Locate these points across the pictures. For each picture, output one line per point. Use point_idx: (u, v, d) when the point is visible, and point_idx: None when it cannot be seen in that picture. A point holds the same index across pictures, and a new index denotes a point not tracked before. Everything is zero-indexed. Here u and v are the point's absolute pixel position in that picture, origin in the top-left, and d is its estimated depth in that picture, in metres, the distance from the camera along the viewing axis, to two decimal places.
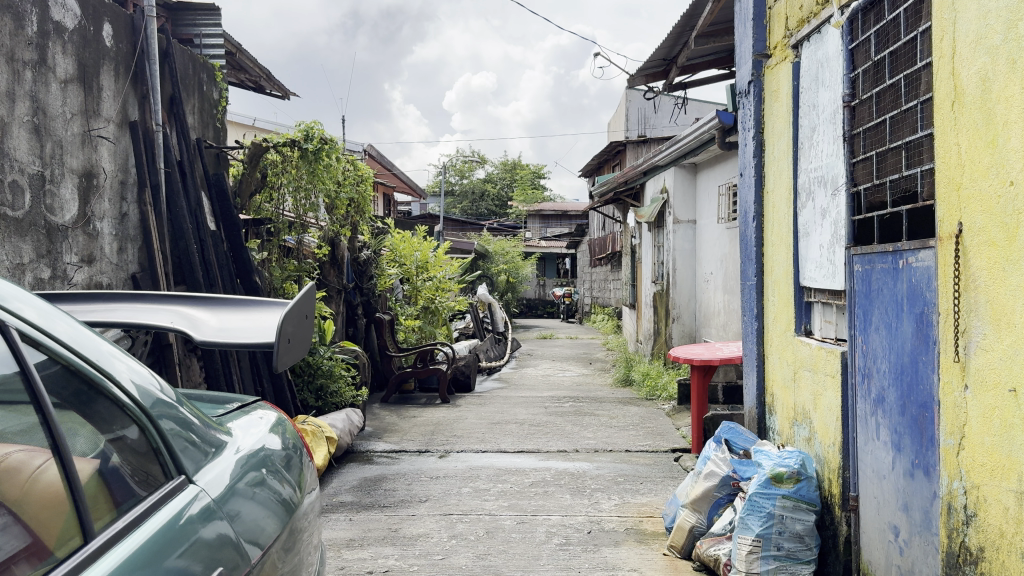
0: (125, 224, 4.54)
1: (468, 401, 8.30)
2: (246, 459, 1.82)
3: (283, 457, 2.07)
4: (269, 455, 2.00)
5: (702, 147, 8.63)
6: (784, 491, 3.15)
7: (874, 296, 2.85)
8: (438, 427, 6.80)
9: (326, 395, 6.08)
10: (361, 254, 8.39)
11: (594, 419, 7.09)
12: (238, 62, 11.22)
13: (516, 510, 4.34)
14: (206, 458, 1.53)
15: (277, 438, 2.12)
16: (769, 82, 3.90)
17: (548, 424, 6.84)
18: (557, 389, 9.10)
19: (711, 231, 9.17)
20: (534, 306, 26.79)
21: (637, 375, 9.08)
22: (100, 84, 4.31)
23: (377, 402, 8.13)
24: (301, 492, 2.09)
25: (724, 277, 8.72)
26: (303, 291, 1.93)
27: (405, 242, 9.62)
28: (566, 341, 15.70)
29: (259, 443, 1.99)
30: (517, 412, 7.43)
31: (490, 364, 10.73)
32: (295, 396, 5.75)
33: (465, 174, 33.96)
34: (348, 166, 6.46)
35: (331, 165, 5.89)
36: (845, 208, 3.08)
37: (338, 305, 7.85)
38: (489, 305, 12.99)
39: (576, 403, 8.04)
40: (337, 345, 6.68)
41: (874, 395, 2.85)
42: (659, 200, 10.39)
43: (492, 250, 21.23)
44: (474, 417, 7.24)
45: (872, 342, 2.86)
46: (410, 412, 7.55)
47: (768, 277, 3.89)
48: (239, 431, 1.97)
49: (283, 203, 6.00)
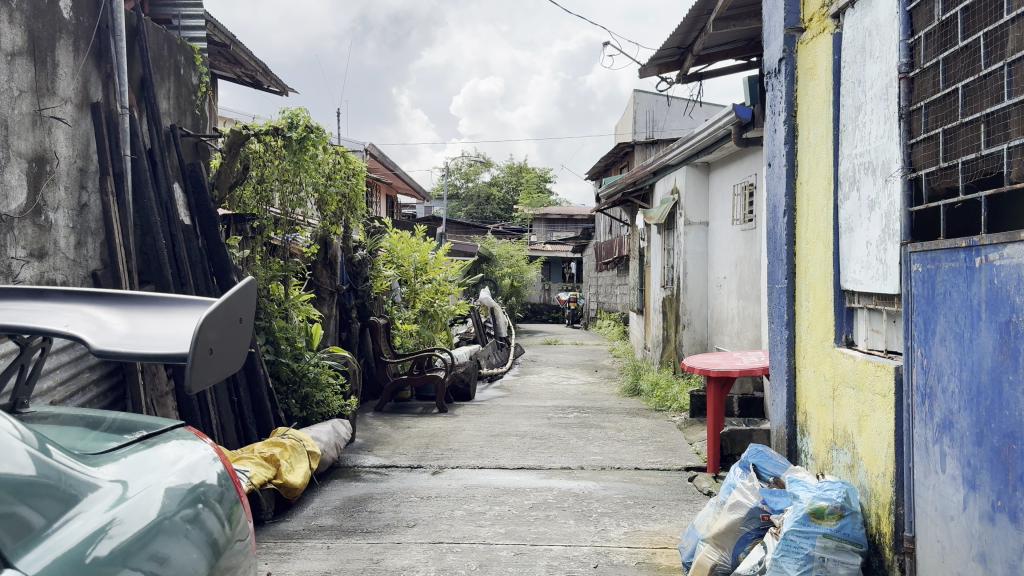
0: (85, 216, 4.09)
1: (467, 411, 7.84)
2: (177, 494, 1.52)
3: (214, 490, 1.67)
4: (198, 489, 1.61)
5: (716, 144, 8.18)
6: (825, 530, 2.69)
7: (939, 301, 2.39)
8: (433, 439, 6.34)
9: (311, 404, 5.63)
10: (356, 254, 7.97)
11: (600, 431, 6.62)
12: (234, 56, 10.82)
13: (514, 538, 3.88)
14: (88, 504, 1.30)
15: (209, 468, 1.71)
16: (803, 60, 3.45)
17: (551, 437, 6.37)
18: (561, 398, 8.63)
19: (725, 233, 8.71)
20: (539, 310, 26.31)
21: (646, 384, 8.61)
22: (56, 60, 3.89)
23: (370, 411, 7.68)
24: (233, 530, 1.69)
25: (738, 282, 8.25)
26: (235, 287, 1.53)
27: (403, 242, 9.19)
28: (571, 348, 15.22)
29: (194, 474, 1.64)
30: (518, 424, 6.96)
31: (491, 371, 10.26)
32: (277, 406, 5.26)
33: (470, 177, 33.55)
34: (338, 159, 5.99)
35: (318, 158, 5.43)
36: (901, 197, 2.63)
37: (331, 307, 7.39)
38: (491, 310, 12.55)
39: (581, 414, 7.56)
40: (325, 351, 6.22)
41: (937, 420, 2.39)
42: (669, 201, 9.92)
43: (496, 253, 20.79)
44: (472, 429, 6.78)
45: (936, 356, 2.40)
46: (405, 422, 7.09)
47: (801, 279, 3.45)
48: (159, 465, 1.58)
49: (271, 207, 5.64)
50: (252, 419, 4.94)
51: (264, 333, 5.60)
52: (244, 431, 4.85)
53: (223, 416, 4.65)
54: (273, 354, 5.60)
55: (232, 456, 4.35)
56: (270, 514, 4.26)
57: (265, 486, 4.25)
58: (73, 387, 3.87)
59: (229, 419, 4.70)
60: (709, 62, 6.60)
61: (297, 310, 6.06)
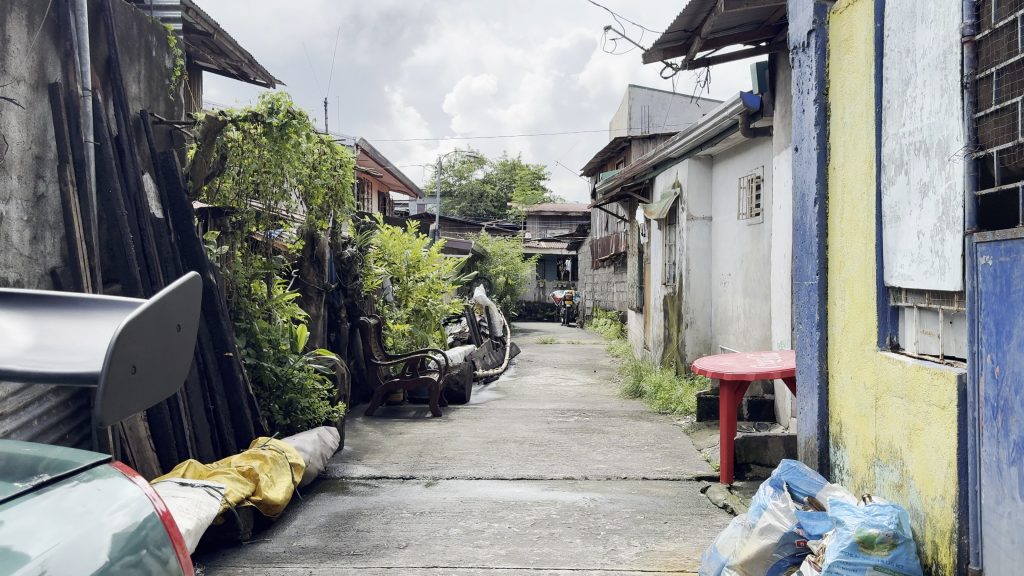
0: (42, 208, 3.72)
1: (463, 414, 7.48)
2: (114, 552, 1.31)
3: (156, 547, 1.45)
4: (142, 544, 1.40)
5: (721, 135, 7.83)
6: (876, 561, 2.34)
7: (1015, 300, 2.04)
8: (426, 447, 5.98)
9: (295, 411, 5.26)
10: (345, 251, 7.62)
11: (603, 437, 6.26)
12: (218, 46, 10.39)
13: (515, 561, 3.52)
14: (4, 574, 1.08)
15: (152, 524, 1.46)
16: (836, 31, 3.11)
17: (551, 444, 6.01)
18: (561, 401, 8.28)
19: (730, 227, 8.37)
20: (534, 309, 25.95)
21: (648, 385, 8.26)
22: (6, 34, 3.51)
23: (360, 416, 7.30)
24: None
25: (745, 279, 7.91)
26: (167, 284, 1.19)
27: (395, 238, 8.82)
28: (568, 347, 14.89)
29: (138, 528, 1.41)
30: (516, 429, 6.60)
31: (487, 372, 9.91)
32: (258, 413, 4.91)
33: (463, 174, 33.19)
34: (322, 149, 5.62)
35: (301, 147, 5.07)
36: (964, 180, 2.28)
37: (319, 307, 7.02)
38: (487, 308, 12.20)
39: (582, 418, 7.21)
40: (311, 353, 5.85)
41: (1013, 438, 2.04)
42: (671, 195, 9.57)
43: (490, 251, 20.43)
44: (468, 435, 6.42)
45: (1011, 364, 2.05)
46: (397, 428, 6.72)
47: (835, 275, 3.10)
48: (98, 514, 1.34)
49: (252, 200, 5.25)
50: (231, 429, 4.58)
51: (244, 335, 5.27)
52: (221, 442, 4.49)
53: (197, 427, 4.28)
54: (254, 358, 5.24)
55: (206, 470, 3.99)
56: (248, 533, 3.91)
57: (242, 503, 3.89)
58: (27, 398, 3.50)
59: (205, 429, 4.33)
60: (717, 46, 6.27)
61: (280, 310, 5.75)
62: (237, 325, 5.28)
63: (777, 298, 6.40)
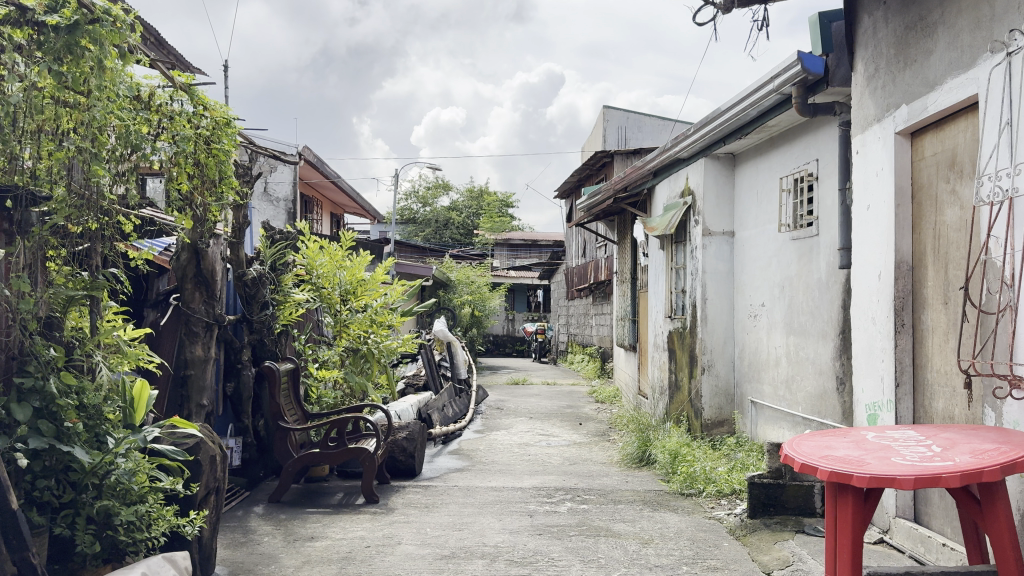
0: None
1: (409, 499, 5.34)
2: None
3: None
4: None
5: (759, 120, 5.92)
6: None
7: None
8: (344, 569, 3.82)
9: (114, 527, 3.23)
10: (250, 269, 5.50)
11: (616, 545, 4.16)
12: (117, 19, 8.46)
13: None
14: None
15: None
16: None
17: (538, 562, 3.89)
18: (543, 473, 6.18)
19: (762, 242, 6.45)
20: (502, 343, 23.94)
21: (660, 453, 6.22)
22: None
23: (262, 504, 5.15)
24: None
25: (787, 311, 5.95)
26: None
27: (325, 256, 6.66)
28: (543, 390, 12.83)
29: None
30: (484, 529, 4.49)
31: (445, 429, 7.80)
32: (24, 541, 2.78)
33: (427, 200, 31.21)
34: (152, 98, 3.56)
35: (107, 72, 3.04)
36: None
37: (208, 348, 4.85)
38: (448, 344, 10.15)
39: (576, 504, 5.12)
40: (159, 425, 3.66)
41: None
42: (678, 206, 7.61)
43: (454, 279, 18.47)
44: (411, 540, 4.29)
45: None
46: (309, 526, 4.58)
47: None
48: None
49: (74, 171, 3.28)
50: None
51: (32, 399, 3.13)
52: None
53: None
54: (47, 438, 3.10)
55: None
56: None
57: None
58: None
59: None
60: None
61: (112, 354, 3.64)
62: (19, 384, 3.11)
63: (861, 337, 4.43)
